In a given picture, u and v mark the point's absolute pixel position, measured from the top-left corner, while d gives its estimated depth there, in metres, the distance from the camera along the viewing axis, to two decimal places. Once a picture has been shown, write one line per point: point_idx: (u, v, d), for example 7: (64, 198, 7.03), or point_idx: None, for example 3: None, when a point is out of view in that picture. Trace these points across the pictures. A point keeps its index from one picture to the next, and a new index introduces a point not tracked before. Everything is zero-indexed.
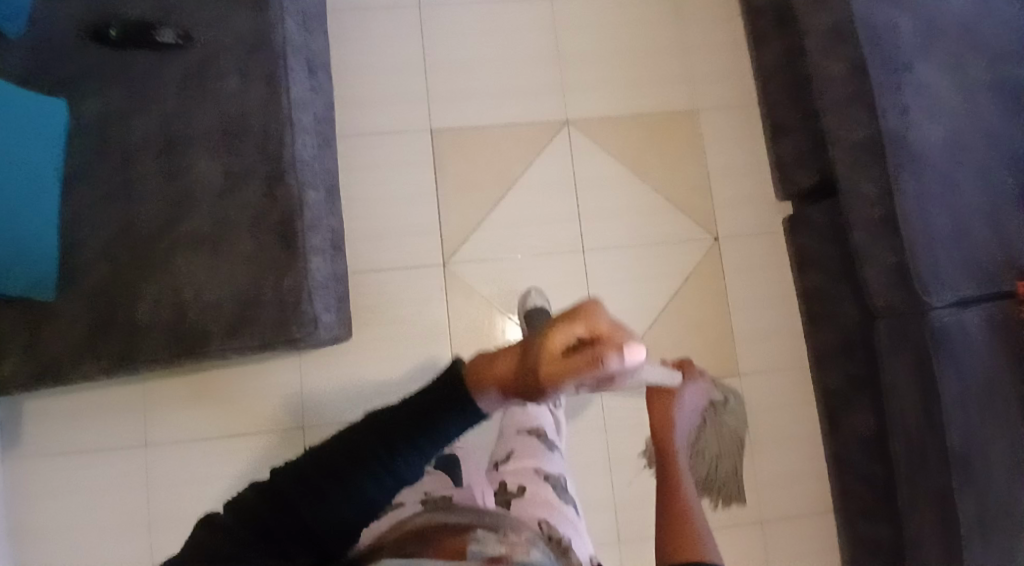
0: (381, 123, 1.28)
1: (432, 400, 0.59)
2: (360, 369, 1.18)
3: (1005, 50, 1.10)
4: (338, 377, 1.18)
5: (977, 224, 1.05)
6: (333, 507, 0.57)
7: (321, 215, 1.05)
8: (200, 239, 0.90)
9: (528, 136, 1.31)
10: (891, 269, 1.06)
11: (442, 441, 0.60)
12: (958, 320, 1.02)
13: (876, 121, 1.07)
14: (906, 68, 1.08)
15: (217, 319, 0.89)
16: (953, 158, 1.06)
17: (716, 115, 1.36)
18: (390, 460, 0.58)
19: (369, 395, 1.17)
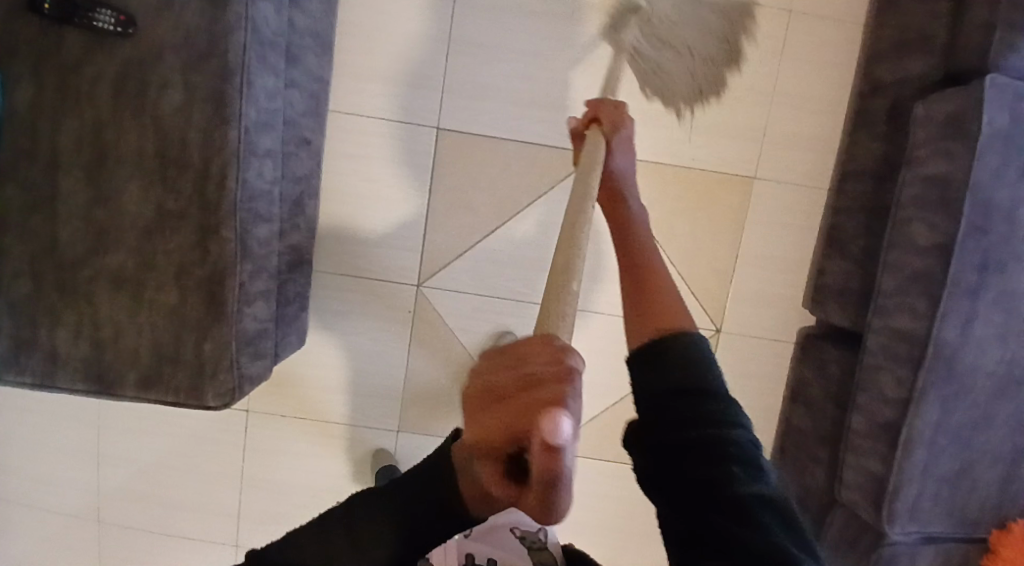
0: (383, 105, 1.10)
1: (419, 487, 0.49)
2: (313, 372, 1.17)
3: None
4: (289, 375, 1.17)
5: (989, 464, 0.91)
6: None
7: (271, 246, 0.93)
8: (121, 280, 0.85)
9: (546, 160, 1.12)
10: (871, 480, 0.94)
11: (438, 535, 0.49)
12: (912, 556, 0.93)
13: (930, 325, 0.87)
14: (997, 268, 0.86)
15: (134, 366, 0.86)
16: (999, 389, 0.89)
17: (774, 190, 1.13)
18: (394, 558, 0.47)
19: (316, 397, 1.18)
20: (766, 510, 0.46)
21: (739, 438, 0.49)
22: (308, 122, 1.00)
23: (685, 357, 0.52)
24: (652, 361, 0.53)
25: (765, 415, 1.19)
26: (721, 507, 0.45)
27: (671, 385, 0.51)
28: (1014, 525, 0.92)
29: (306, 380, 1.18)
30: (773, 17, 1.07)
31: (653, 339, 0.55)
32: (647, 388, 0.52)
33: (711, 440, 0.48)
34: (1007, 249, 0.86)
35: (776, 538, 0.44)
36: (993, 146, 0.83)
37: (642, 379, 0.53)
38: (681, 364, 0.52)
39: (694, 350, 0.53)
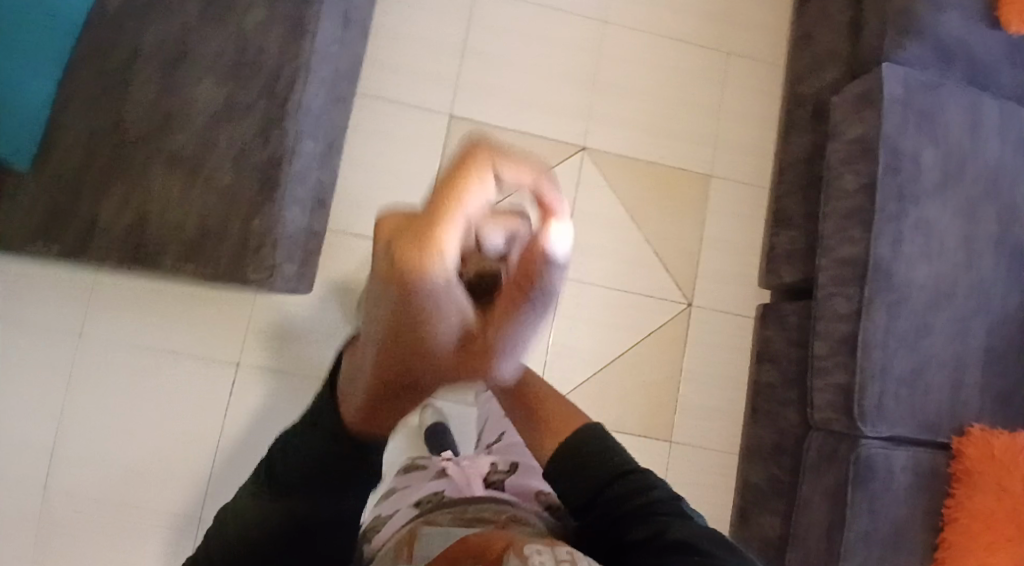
0: (405, 94, 1.27)
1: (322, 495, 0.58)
2: (312, 328, 1.19)
3: (1014, 212, 1.12)
4: (287, 332, 1.18)
5: (937, 369, 1.06)
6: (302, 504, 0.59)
7: (313, 166, 1.02)
8: (179, 159, 0.91)
9: (540, 149, 1.30)
10: (840, 391, 1.07)
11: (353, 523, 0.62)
12: (887, 457, 1.03)
13: (868, 244, 1.07)
14: (914, 201, 1.09)
15: (176, 239, 0.91)
16: (932, 300, 1.07)
17: (727, 186, 1.35)
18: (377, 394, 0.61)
19: (312, 355, 1.18)
20: (680, 525, 0.61)
21: (657, 496, 0.66)
22: (347, 84, 1.14)
23: (597, 449, 0.73)
24: (564, 456, 0.73)
25: (735, 384, 1.30)
26: (646, 530, 0.61)
27: (594, 476, 0.70)
28: (972, 429, 1.05)
29: (302, 341, 1.18)
30: (715, 57, 1.39)
31: (562, 445, 0.75)
32: (570, 475, 0.71)
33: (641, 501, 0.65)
34: (917, 187, 1.09)
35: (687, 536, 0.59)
36: (896, 110, 1.10)
37: (563, 476, 0.72)
38: (590, 457, 0.72)
39: (592, 440, 0.74)
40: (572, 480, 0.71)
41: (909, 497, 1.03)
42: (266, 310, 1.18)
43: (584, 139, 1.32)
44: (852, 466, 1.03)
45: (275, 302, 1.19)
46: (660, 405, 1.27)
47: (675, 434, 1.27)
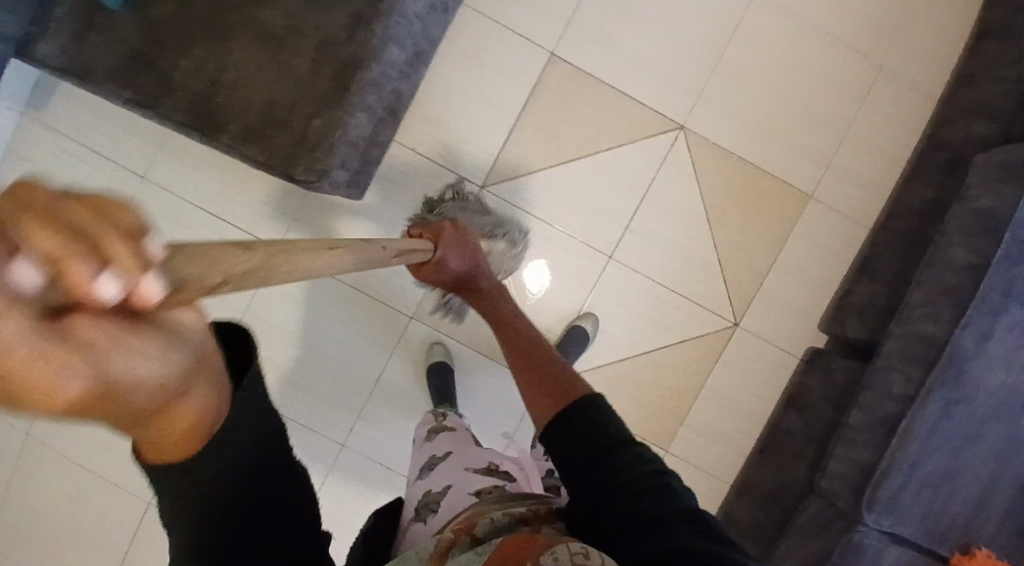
0: (515, 18, 1.19)
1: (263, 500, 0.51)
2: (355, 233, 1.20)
3: None
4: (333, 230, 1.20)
5: (968, 482, 0.97)
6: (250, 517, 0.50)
7: (393, 73, 0.98)
8: (264, 36, 0.87)
9: (636, 117, 1.22)
10: (857, 468, 0.99)
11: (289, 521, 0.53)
12: (878, 549, 0.97)
13: (951, 330, 0.95)
14: (1020, 299, 0.96)
15: (241, 117, 0.88)
16: (994, 411, 0.96)
17: (823, 214, 1.23)
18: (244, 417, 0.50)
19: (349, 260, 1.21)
20: (670, 504, 0.58)
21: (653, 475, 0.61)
22: None
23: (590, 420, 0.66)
24: (565, 426, 0.67)
25: (752, 416, 1.25)
26: (643, 509, 0.57)
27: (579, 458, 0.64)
28: (978, 551, 0.98)
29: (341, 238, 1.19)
30: (864, 69, 1.23)
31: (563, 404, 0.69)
32: (565, 449, 0.65)
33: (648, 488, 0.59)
34: None
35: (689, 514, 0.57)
36: None
37: (560, 449, 0.66)
38: (587, 425, 0.66)
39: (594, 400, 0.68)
40: (565, 453, 0.65)
41: None
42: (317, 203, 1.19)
43: (685, 118, 1.22)
44: (838, 547, 0.97)
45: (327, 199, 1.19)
46: (670, 412, 1.24)
47: (675, 445, 1.24)
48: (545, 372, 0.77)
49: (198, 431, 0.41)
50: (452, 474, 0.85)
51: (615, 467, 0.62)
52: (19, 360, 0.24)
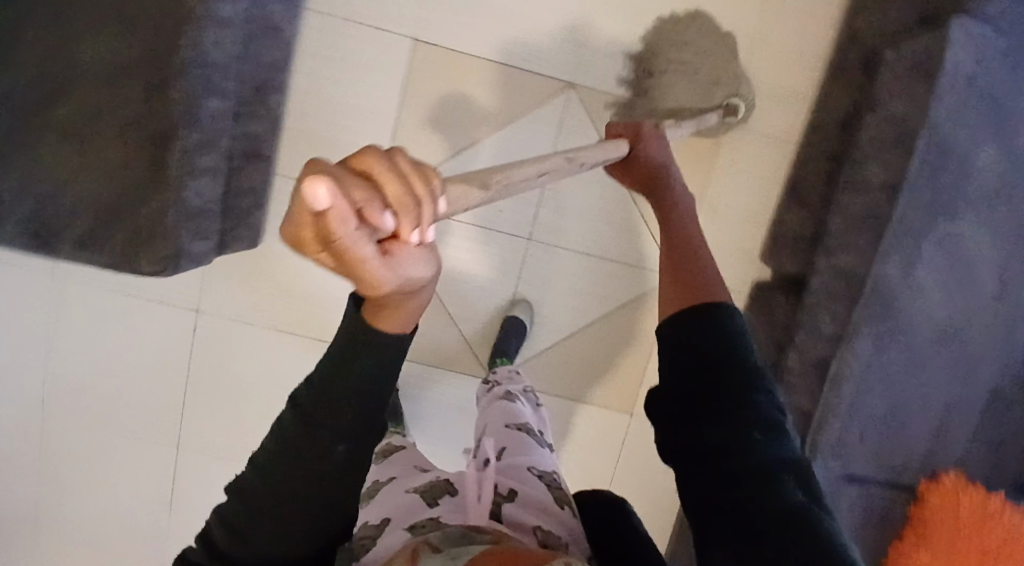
0: (363, 6, 1.08)
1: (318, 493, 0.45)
2: (270, 282, 1.17)
3: None
4: (247, 285, 1.16)
5: (921, 415, 0.92)
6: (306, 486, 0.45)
7: (224, 126, 0.92)
8: (68, 134, 0.83)
9: (521, 83, 1.12)
10: (801, 415, 0.95)
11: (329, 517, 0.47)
12: (834, 495, 0.93)
13: (873, 262, 0.88)
14: (948, 213, 0.86)
15: (73, 224, 0.87)
16: (937, 339, 0.90)
17: (746, 138, 1.13)
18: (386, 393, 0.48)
19: (275, 309, 1.18)
20: (789, 479, 0.44)
21: (759, 401, 0.47)
22: (279, 9, 0.97)
23: (704, 329, 0.50)
24: (681, 328, 0.52)
25: None
26: (743, 481, 0.44)
27: (679, 378, 0.50)
28: (945, 477, 0.94)
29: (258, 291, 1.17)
30: None
31: (680, 308, 0.53)
32: (679, 351, 0.51)
33: (743, 412, 0.46)
34: (959, 196, 0.86)
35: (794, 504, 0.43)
36: (959, 89, 0.83)
37: (671, 346, 0.52)
38: (708, 338, 0.50)
39: (719, 322, 0.51)
40: (677, 359, 0.51)
41: (853, 534, 0.96)
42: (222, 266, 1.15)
43: (574, 74, 1.12)
44: None
45: (231, 260, 1.15)
46: (629, 375, 1.23)
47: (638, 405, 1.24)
48: (682, 269, 0.59)
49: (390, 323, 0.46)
50: (390, 496, 0.68)
51: (728, 407, 0.47)
52: (358, 247, 0.30)
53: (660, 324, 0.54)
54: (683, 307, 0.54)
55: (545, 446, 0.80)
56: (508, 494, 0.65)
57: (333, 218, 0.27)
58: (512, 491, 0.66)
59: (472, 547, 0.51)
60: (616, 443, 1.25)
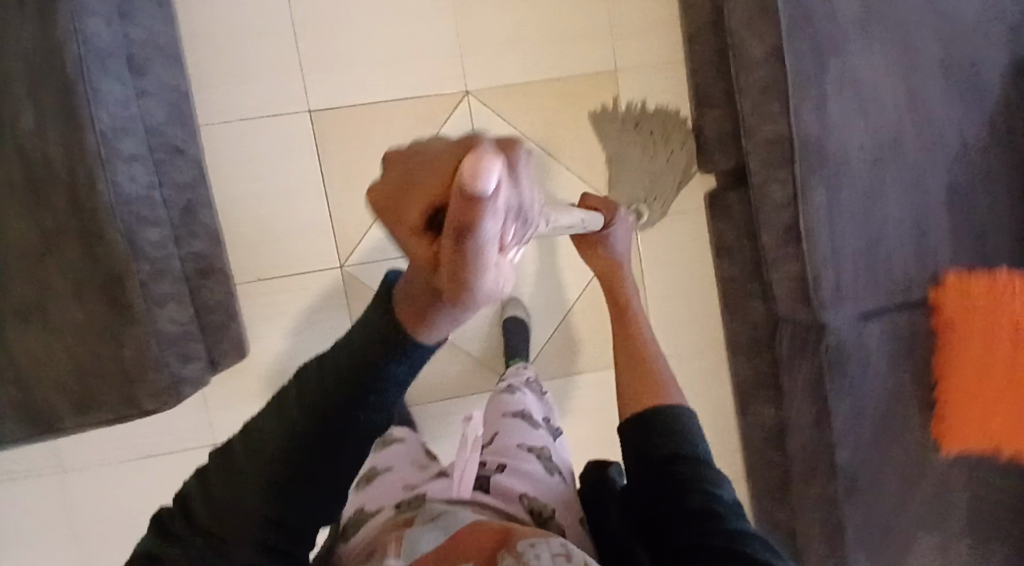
0: (251, 105, 1.13)
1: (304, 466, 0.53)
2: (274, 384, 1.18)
3: (945, 18, 0.97)
4: (251, 397, 1.18)
5: (896, 231, 0.96)
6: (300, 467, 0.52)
7: (168, 251, 0.95)
8: (27, 312, 0.85)
9: (421, 111, 1.16)
10: (796, 282, 0.98)
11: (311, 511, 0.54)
12: (857, 335, 0.96)
13: (789, 119, 0.94)
14: (830, 49, 0.93)
15: (64, 396, 0.87)
16: (876, 160, 0.95)
17: (637, 75, 1.20)
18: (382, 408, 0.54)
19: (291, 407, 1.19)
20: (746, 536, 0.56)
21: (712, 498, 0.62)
22: (176, 133, 1.02)
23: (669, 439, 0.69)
24: (641, 424, 0.73)
25: (700, 284, 1.26)
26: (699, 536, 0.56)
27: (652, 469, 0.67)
28: (947, 277, 0.96)
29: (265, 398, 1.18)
30: None
31: (642, 411, 0.74)
32: (648, 471, 0.67)
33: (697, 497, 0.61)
34: (832, 31, 0.93)
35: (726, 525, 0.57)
36: None
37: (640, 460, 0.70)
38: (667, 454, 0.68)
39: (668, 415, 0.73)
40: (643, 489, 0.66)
41: (892, 364, 0.98)
42: (223, 387, 1.17)
43: (465, 80, 1.17)
44: (821, 368, 0.97)
45: (231, 377, 1.17)
46: None
47: None
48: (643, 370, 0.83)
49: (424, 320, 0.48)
50: (391, 487, 0.77)
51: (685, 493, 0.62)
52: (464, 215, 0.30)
53: (626, 441, 0.73)
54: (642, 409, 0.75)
55: (540, 427, 0.91)
56: (497, 467, 0.79)
57: (475, 199, 0.28)
58: (500, 466, 0.79)
59: (455, 517, 0.57)
60: None
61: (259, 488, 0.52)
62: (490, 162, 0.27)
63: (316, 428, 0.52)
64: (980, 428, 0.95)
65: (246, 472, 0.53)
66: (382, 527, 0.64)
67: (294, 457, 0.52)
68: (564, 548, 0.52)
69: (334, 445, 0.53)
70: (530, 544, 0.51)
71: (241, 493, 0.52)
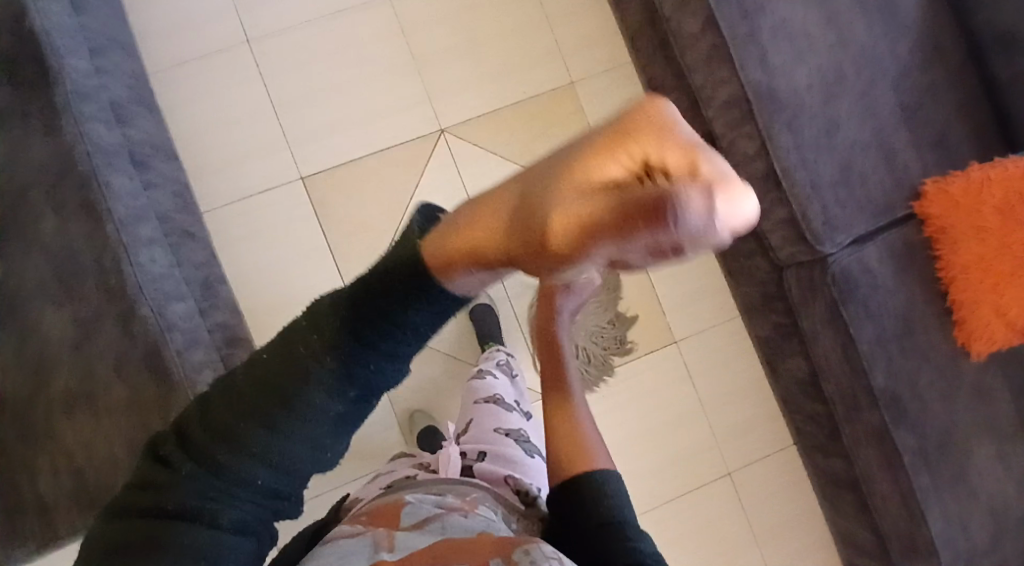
0: (249, 185, 1.20)
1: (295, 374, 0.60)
2: None
3: None
4: None
5: (864, 156, 1.02)
6: (293, 376, 0.60)
7: (196, 322, 0.99)
8: (73, 399, 0.88)
9: (404, 157, 1.24)
10: (788, 225, 1.03)
11: (296, 429, 0.60)
12: (858, 259, 0.99)
13: (738, 77, 1.02)
14: (759, 8, 1.02)
15: (117, 474, 0.87)
16: (827, 96, 1.02)
17: (595, 83, 1.29)
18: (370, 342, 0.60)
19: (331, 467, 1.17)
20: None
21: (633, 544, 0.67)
22: (184, 218, 1.09)
23: (595, 490, 0.72)
24: (574, 508, 0.72)
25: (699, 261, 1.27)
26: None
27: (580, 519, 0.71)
28: (925, 188, 1.01)
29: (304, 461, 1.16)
30: None
31: (573, 475, 0.74)
32: (571, 517, 0.72)
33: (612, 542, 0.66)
34: None
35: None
36: None
37: (564, 515, 0.73)
38: (588, 502, 0.72)
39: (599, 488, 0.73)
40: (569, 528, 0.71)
41: (899, 281, 1.00)
42: None
43: (438, 120, 1.25)
44: (834, 300, 0.99)
45: None
46: (650, 316, 1.25)
47: (675, 332, 1.25)
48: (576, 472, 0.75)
49: (466, 238, 0.49)
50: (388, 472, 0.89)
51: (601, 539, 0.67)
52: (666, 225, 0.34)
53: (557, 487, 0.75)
54: (573, 469, 0.75)
55: (513, 409, 1.04)
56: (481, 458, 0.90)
57: (674, 211, 0.33)
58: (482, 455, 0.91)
59: (454, 523, 0.66)
60: (684, 380, 1.24)
61: (249, 403, 0.60)
62: (743, 210, 0.34)
63: (304, 355, 0.60)
64: (999, 317, 0.96)
65: (251, 374, 0.62)
66: (374, 512, 0.72)
67: (291, 366, 0.60)
68: (554, 556, 0.60)
69: (317, 374, 0.60)
70: (527, 549, 0.58)
71: (242, 391, 0.61)
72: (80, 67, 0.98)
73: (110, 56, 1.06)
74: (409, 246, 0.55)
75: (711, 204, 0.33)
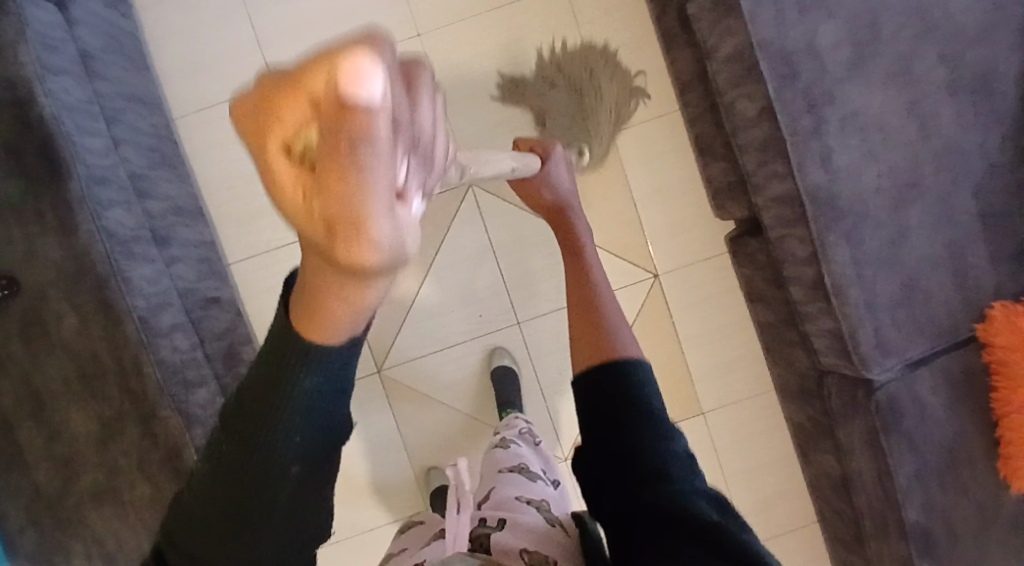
0: (275, 239, 1.19)
1: (220, 479, 0.44)
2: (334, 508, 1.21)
3: (957, 34, 0.91)
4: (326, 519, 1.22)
5: (929, 271, 0.92)
6: (223, 490, 0.44)
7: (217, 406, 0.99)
8: (102, 492, 0.91)
9: (430, 211, 1.19)
10: (833, 336, 0.95)
11: (269, 522, 0.45)
12: (908, 387, 0.92)
13: (795, 177, 0.90)
14: (825, 99, 0.89)
15: None
16: (895, 202, 0.91)
17: (636, 132, 1.19)
18: (266, 436, 0.43)
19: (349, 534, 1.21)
20: (703, 501, 0.59)
21: (672, 449, 0.63)
22: (208, 284, 1.09)
23: (630, 377, 0.70)
24: (599, 378, 0.72)
25: (736, 330, 1.21)
26: (653, 483, 0.60)
27: (610, 403, 0.68)
28: (992, 311, 0.91)
29: (328, 518, 1.22)
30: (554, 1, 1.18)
31: (598, 358, 0.75)
32: (600, 394, 0.70)
33: (653, 447, 0.63)
34: (824, 80, 0.89)
35: (673, 486, 0.59)
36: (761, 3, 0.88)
37: (589, 400, 0.70)
38: (618, 388, 0.70)
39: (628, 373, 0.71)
40: (595, 409, 0.69)
41: (952, 414, 0.93)
42: None
43: None
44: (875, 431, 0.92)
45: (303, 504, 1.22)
46: (680, 386, 1.21)
47: (702, 402, 1.21)
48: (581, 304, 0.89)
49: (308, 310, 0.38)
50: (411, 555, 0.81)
51: (641, 440, 0.64)
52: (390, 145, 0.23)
53: (578, 372, 0.75)
54: (592, 353, 0.77)
55: (538, 479, 0.91)
56: (497, 524, 0.78)
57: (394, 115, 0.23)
58: (501, 521, 0.78)
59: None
60: (707, 449, 1.22)
61: (198, 529, 0.46)
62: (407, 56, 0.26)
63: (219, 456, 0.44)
64: None
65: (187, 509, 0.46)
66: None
67: (212, 476, 0.44)
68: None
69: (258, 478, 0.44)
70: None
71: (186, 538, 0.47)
72: (95, 146, 0.95)
73: (128, 116, 1.05)
74: (275, 343, 0.41)
75: (371, 97, 0.20)
